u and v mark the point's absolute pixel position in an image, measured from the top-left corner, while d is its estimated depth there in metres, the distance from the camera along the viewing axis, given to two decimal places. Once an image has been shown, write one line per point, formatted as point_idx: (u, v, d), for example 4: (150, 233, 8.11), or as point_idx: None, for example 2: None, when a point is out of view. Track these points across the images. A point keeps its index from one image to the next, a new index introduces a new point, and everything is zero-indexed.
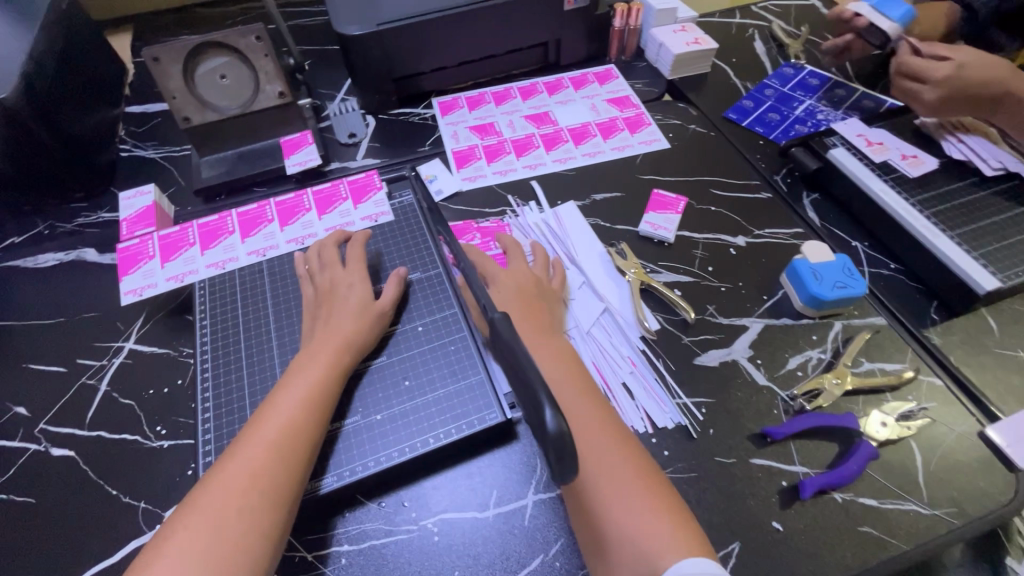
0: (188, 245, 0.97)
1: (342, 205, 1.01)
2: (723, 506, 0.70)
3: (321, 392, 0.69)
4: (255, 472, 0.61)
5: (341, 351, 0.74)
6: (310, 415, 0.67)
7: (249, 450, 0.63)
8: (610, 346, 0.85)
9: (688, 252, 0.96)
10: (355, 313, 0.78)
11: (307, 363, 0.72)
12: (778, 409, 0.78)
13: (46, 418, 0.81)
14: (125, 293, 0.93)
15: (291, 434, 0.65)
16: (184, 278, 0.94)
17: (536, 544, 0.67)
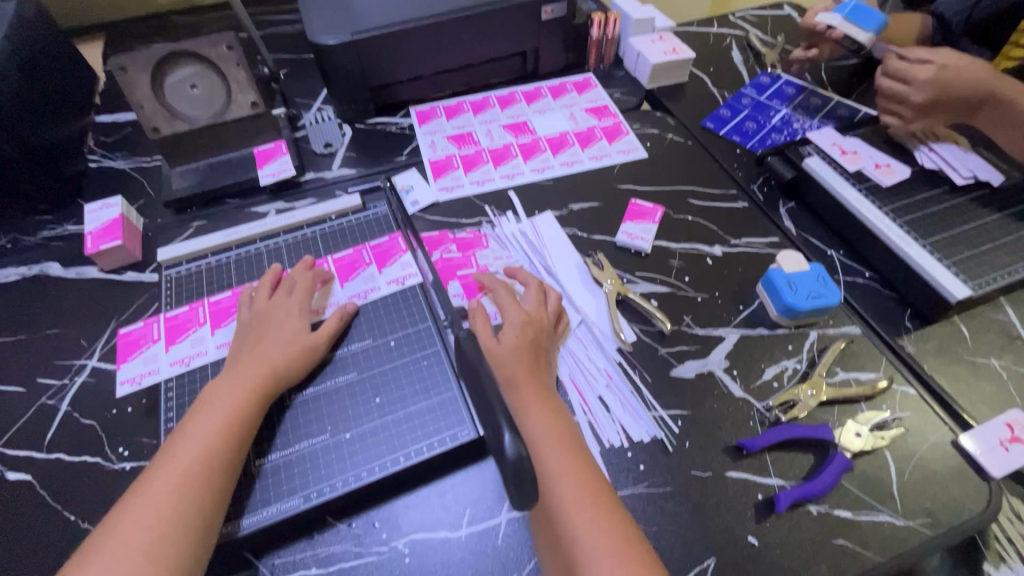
0: (196, 325, 0.86)
1: (366, 272, 0.90)
2: (698, 521, 0.69)
3: (239, 420, 0.68)
4: (162, 512, 0.60)
5: (264, 380, 0.71)
6: (228, 442, 0.66)
7: (158, 489, 0.61)
8: (587, 359, 0.83)
9: (666, 262, 0.96)
10: (287, 344, 0.75)
11: (225, 391, 0.70)
12: (753, 420, 0.77)
13: (3, 441, 0.78)
14: (123, 382, 0.82)
15: (205, 462, 0.64)
16: (190, 362, 0.83)
17: (510, 564, 0.66)
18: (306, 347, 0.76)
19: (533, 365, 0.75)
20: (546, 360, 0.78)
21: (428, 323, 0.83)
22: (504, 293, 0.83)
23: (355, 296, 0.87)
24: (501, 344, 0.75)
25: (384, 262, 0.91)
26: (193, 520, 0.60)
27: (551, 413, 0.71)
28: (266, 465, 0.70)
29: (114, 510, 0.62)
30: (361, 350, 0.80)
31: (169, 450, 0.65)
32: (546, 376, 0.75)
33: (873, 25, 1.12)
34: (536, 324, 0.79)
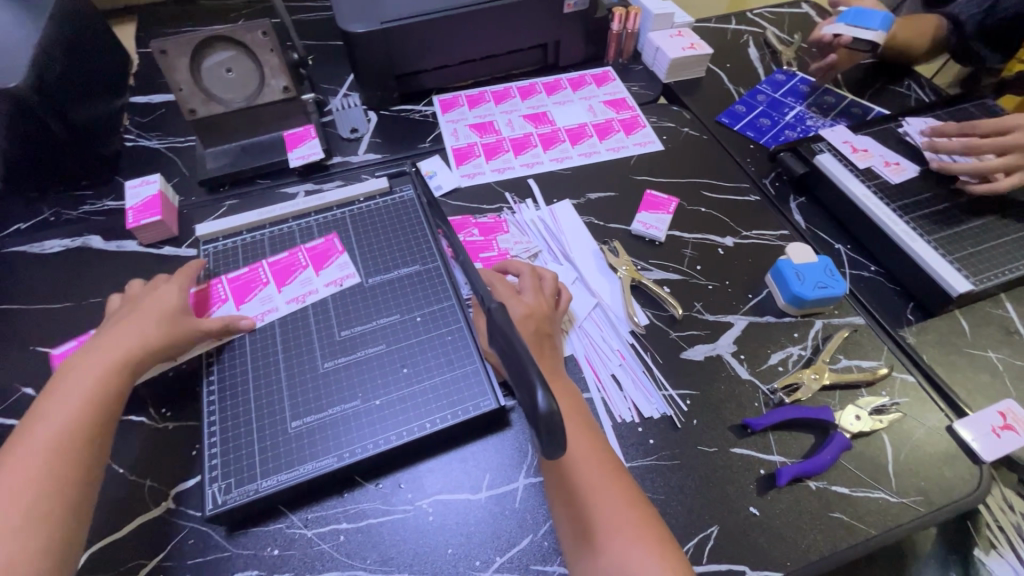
0: (296, 270, 0.92)
1: (302, 275, 0.91)
2: (703, 492, 0.74)
3: (99, 395, 0.69)
4: (26, 485, 0.61)
5: (126, 356, 0.73)
6: (88, 417, 0.67)
7: (10, 469, 0.62)
8: (601, 340, 0.88)
9: (679, 251, 1.00)
10: (149, 318, 0.77)
11: (87, 367, 0.71)
12: (758, 402, 0.82)
13: None
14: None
15: (69, 437, 0.65)
16: (305, 299, 0.88)
17: (526, 525, 0.71)
18: (170, 323, 0.77)
19: (547, 346, 0.79)
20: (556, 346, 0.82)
21: (452, 301, 0.87)
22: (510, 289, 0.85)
23: (294, 299, 0.88)
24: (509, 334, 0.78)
25: (320, 264, 0.93)
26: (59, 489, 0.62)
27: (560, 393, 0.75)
28: (302, 427, 0.76)
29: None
30: (390, 324, 0.85)
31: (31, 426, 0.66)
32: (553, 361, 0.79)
33: (880, 23, 1.14)
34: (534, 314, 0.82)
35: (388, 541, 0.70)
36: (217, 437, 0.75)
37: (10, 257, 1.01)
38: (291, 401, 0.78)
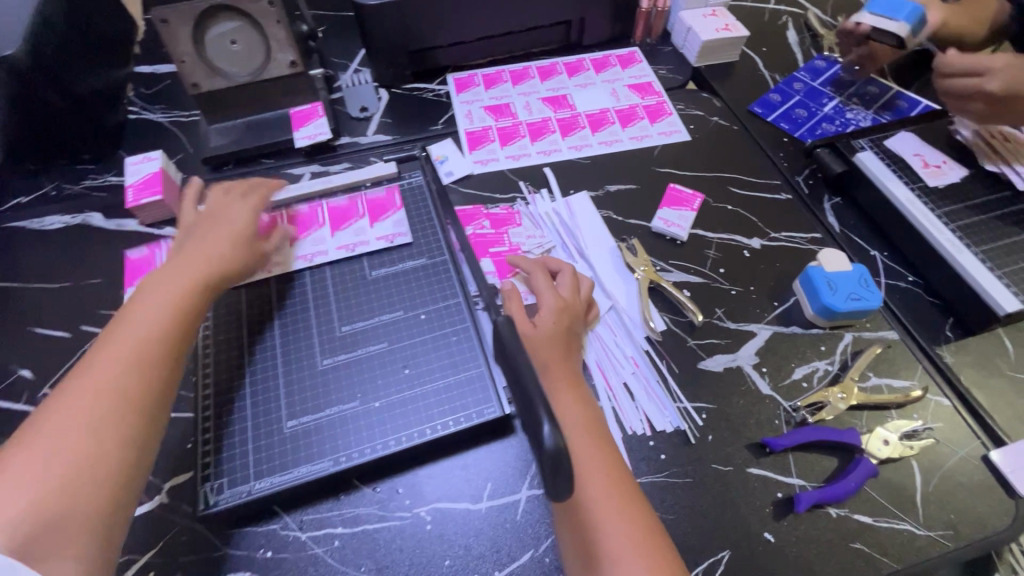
0: (253, 241, 0.88)
1: (358, 223, 0.92)
2: (715, 514, 0.70)
3: (188, 300, 0.71)
4: (108, 389, 0.62)
5: (214, 272, 0.75)
6: (179, 322, 0.69)
7: (102, 363, 0.63)
8: (614, 345, 0.83)
9: (701, 252, 0.94)
10: (227, 231, 0.79)
11: (135, 313, 0.68)
12: (779, 419, 0.77)
13: (49, 382, 0.82)
14: (125, 304, 0.89)
15: (164, 337, 0.67)
16: (248, 277, 0.85)
17: (527, 540, 0.68)
18: (241, 238, 0.80)
19: (566, 350, 0.75)
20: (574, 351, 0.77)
21: (459, 299, 0.83)
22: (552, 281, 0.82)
23: (349, 245, 0.89)
24: (537, 331, 0.74)
25: (376, 215, 0.93)
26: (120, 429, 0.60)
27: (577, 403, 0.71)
28: (298, 427, 0.73)
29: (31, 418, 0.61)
30: (392, 321, 0.81)
31: (93, 361, 0.64)
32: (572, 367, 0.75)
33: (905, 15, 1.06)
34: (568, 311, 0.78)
35: (383, 550, 0.67)
36: (211, 433, 0.73)
37: (10, 231, 0.99)
38: (288, 399, 0.75)
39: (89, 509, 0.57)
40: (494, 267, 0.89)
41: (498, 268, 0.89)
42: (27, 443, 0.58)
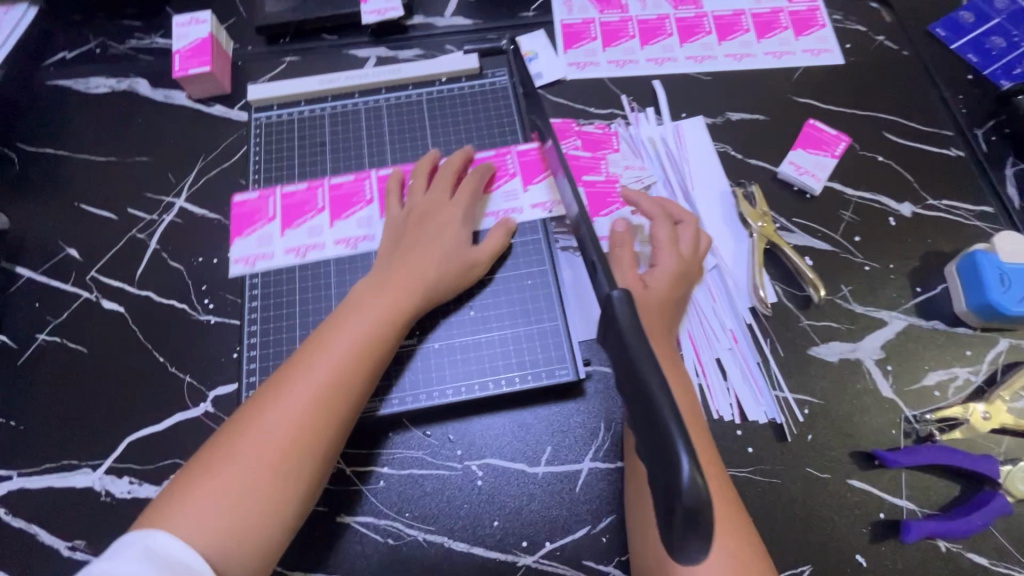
0: (360, 202, 0.76)
1: (508, 184, 0.73)
2: (802, 524, 0.61)
3: (385, 332, 0.60)
4: (288, 428, 0.53)
5: (419, 288, 0.63)
6: (375, 349, 0.59)
7: (283, 405, 0.54)
8: (711, 313, 0.71)
9: (833, 213, 0.77)
10: (453, 246, 0.66)
11: (381, 301, 0.61)
12: (896, 429, 0.65)
13: (97, 267, 0.77)
14: (237, 262, 0.74)
15: (351, 362, 0.57)
16: (356, 245, 0.74)
17: (583, 515, 0.63)
18: (467, 258, 0.66)
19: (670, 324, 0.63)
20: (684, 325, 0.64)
21: (538, 236, 0.71)
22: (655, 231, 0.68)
23: (499, 216, 0.72)
24: (648, 293, 0.62)
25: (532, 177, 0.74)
26: (327, 436, 0.54)
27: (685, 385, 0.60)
28: None
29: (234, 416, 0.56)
30: None
31: (298, 360, 0.57)
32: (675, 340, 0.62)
33: None
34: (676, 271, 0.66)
35: (430, 500, 0.64)
36: (258, 351, 0.70)
37: (52, 90, 0.89)
38: None
39: (282, 515, 0.52)
40: (588, 199, 0.76)
41: (592, 201, 0.76)
42: (236, 442, 0.53)
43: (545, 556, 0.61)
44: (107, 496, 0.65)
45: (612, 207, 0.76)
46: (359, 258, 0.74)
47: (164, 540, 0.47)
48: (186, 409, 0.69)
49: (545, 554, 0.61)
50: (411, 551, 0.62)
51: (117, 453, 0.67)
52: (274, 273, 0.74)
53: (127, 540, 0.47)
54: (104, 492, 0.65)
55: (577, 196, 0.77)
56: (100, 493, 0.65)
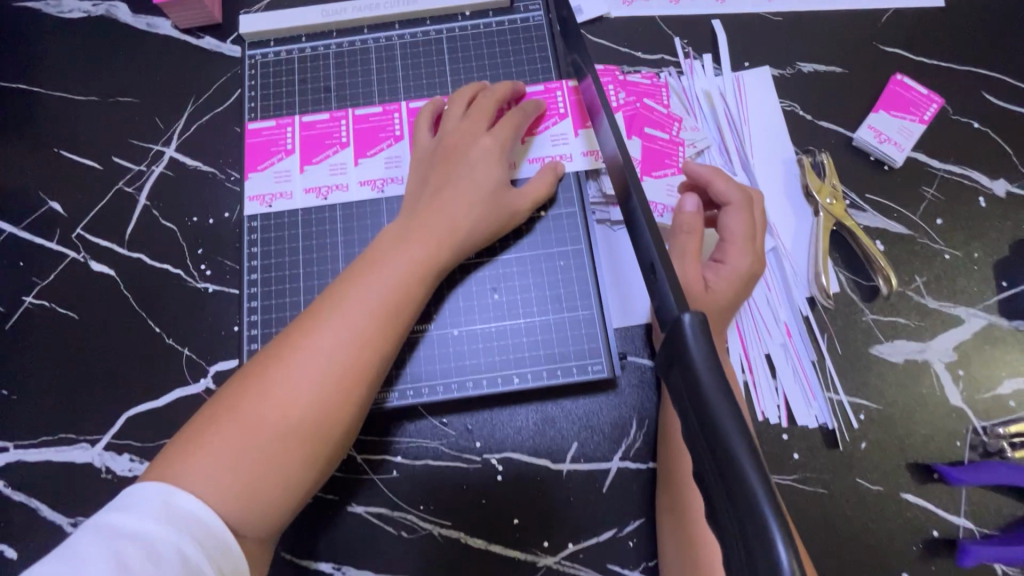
0: (389, 138, 0.66)
1: (559, 126, 0.64)
2: (847, 538, 0.57)
3: (416, 283, 0.54)
4: (309, 382, 0.48)
5: (454, 239, 0.56)
6: (404, 302, 0.53)
7: (304, 357, 0.49)
8: (762, 303, 0.63)
9: (913, 189, 0.67)
10: (490, 188, 0.58)
11: (410, 248, 0.54)
12: (960, 441, 0.59)
13: (83, 223, 0.70)
14: (251, 199, 0.65)
15: (379, 316, 0.51)
16: (384, 186, 0.65)
17: (610, 517, 0.58)
18: (506, 205, 0.59)
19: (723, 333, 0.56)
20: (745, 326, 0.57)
21: (573, 208, 0.62)
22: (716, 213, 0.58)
23: (544, 161, 0.64)
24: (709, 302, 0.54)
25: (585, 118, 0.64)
26: (351, 395, 0.50)
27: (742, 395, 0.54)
28: None
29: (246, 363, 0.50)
30: None
31: (319, 308, 0.52)
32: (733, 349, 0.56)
33: None
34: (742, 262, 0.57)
35: (447, 493, 0.60)
36: (259, 318, 0.62)
37: (18, 12, 0.78)
38: None
39: (295, 472, 0.48)
40: (641, 155, 0.66)
41: (645, 159, 0.66)
42: (250, 395, 0.48)
43: (567, 557, 0.58)
44: (108, 473, 0.62)
45: (667, 170, 0.66)
46: (385, 202, 0.64)
47: (179, 497, 0.43)
48: (186, 384, 0.64)
49: (567, 556, 0.58)
50: (425, 545, 0.59)
51: (115, 429, 0.63)
52: (288, 217, 0.65)
53: (143, 492, 0.43)
54: (104, 469, 0.62)
55: (632, 150, 0.67)
56: (100, 469, 0.62)
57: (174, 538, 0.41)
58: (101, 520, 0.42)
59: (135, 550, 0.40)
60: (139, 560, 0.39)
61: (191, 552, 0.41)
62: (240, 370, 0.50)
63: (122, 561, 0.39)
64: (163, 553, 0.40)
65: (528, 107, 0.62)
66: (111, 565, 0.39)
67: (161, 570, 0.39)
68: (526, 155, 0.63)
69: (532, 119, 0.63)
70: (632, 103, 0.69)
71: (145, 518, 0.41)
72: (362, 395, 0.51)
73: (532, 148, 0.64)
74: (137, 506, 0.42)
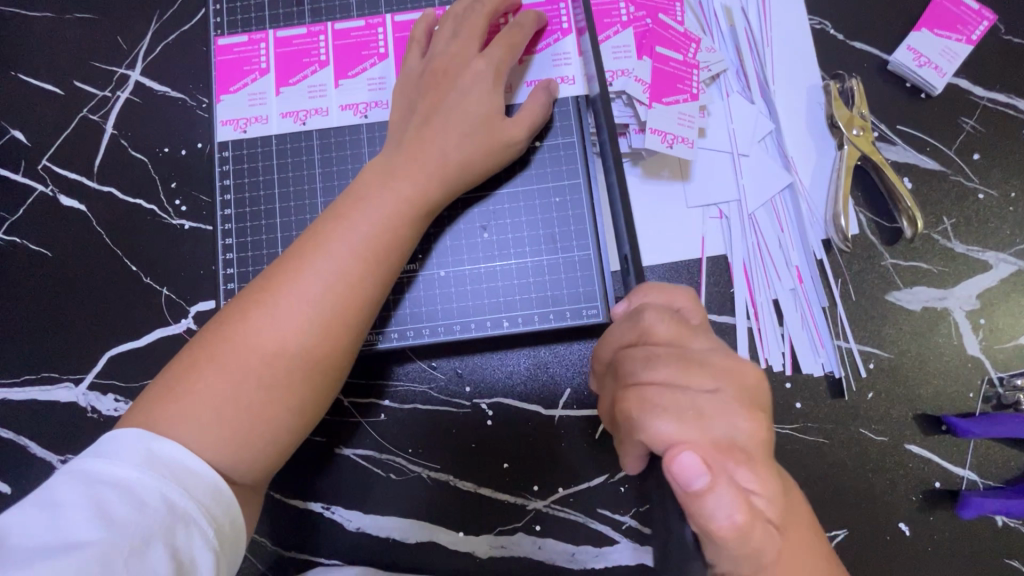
0: (373, 56, 0.60)
1: (560, 42, 0.57)
2: (845, 487, 0.55)
3: (403, 223, 0.49)
4: (292, 333, 0.45)
5: (443, 175, 0.51)
6: (392, 244, 0.48)
7: (286, 307, 0.45)
8: (774, 245, 0.59)
9: (951, 121, 0.60)
10: (484, 118, 0.52)
11: (396, 185, 0.49)
12: (974, 392, 0.56)
13: (48, 154, 0.65)
14: (223, 123, 0.59)
15: (366, 261, 0.47)
16: (366, 111, 0.59)
17: (601, 463, 0.57)
18: (501, 135, 0.53)
19: None
20: (736, 479, 0.35)
21: (572, 138, 0.56)
22: (672, 299, 0.42)
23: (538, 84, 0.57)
24: None
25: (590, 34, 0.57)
26: (338, 343, 0.46)
27: (721, 542, 0.34)
28: None
29: (222, 309, 0.47)
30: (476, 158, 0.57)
31: (296, 254, 0.47)
32: (710, 499, 0.33)
33: None
34: (704, 429, 0.36)
35: (436, 437, 0.58)
36: (235, 256, 0.58)
37: None
38: None
39: (283, 424, 0.45)
40: (651, 78, 0.58)
41: (655, 83, 0.58)
42: (228, 341, 0.44)
43: (557, 502, 0.57)
44: (94, 412, 0.61)
45: (679, 96, 0.58)
46: (367, 128, 0.59)
47: (159, 445, 0.40)
48: (166, 325, 0.62)
49: (557, 499, 0.57)
50: (414, 487, 0.58)
51: (98, 369, 0.62)
52: (262, 144, 0.59)
53: (121, 438, 0.40)
54: (90, 408, 0.61)
55: (641, 73, 0.59)
56: (86, 409, 0.61)
57: (158, 485, 0.39)
58: (80, 465, 0.39)
59: (116, 496, 0.38)
60: (121, 506, 0.37)
61: (177, 497, 0.39)
62: (217, 315, 0.47)
63: (102, 506, 0.37)
64: (146, 499, 0.38)
65: (525, 21, 0.54)
66: (91, 510, 0.37)
67: (145, 516, 0.37)
68: (524, 76, 0.57)
69: (532, 35, 0.56)
70: (644, 18, 0.60)
71: (126, 464, 0.39)
72: (350, 341, 0.47)
73: (529, 69, 0.57)
74: (116, 452, 0.39)
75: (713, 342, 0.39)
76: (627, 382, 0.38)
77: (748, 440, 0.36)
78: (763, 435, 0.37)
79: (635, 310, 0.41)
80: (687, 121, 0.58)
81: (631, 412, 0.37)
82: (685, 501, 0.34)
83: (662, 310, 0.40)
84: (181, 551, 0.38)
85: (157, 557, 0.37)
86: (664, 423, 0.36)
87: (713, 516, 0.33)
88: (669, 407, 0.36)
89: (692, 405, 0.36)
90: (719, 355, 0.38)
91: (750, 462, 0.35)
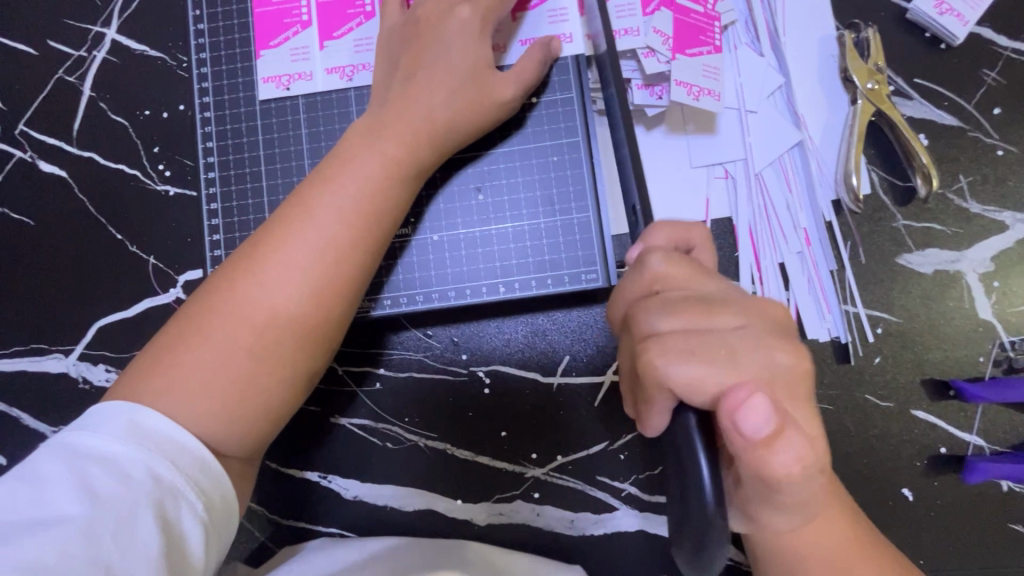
0: (359, 15, 0.56)
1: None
2: (849, 453, 0.54)
3: (387, 188, 0.47)
4: (279, 304, 0.43)
5: (428, 138, 0.48)
6: (377, 211, 0.46)
7: (272, 278, 0.43)
8: (782, 206, 0.56)
9: (970, 73, 0.57)
10: (471, 72, 0.49)
11: (381, 145, 0.47)
12: (984, 356, 0.54)
13: (24, 119, 0.62)
14: (265, 81, 0.56)
15: (354, 228, 0.45)
16: (353, 75, 0.56)
17: (601, 431, 0.56)
18: (491, 90, 0.49)
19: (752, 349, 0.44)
20: (795, 419, 0.34)
21: (571, 94, 0.53)
22: (687, 238, 0.41)
23: (532, 43, 0.54)
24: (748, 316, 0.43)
25: None
26: (327, 314, 0.45)
27: (788, 485, 0.33)
28: None
29: (211, 274, 0.45)
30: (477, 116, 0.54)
31: (278, 223, 0.45)
32: (779, 447, 0.32)
33: None
34: (745, 366, 0.34)
35: (432, 406, 0.57)
36: (220, 222, 0.56)
37: None
38: None
39: (274, 398, 0.44)
40: (672, 30, 0.55)
41: (678, 34, 0.56)
42: (216, 312, 0.43)
43: (555, 469, 0.56)
44: (85, 383, 0.60)
45: (703, 48, 0.56)
46: (354, 92, 0.56)
47: (144, 415, 0.39)
48: (154, 294, 0.60)
49: (555, 467, 0.56)
50: (410, 456, 0.57)
51: (87, 339, 0.60)
52: (244, 105, 0.56)
53: (106, 410, 0.39)
54: (81, 379, 0.60)
55: (661, 24, 0.55)
56: (77, 380, 0.60)
57: (144, 458, 0.37)
58: (66, 437, 0.38)
59: (100, 470, 0.36)
60: (105, 480, 0.36)
61: (163, 472, 0.38)
62: (204, 282, 0.45)
63: (87, 480, 0.36)
64: (131, 472, 0.37)
65: None
66: (75, 484, 0.36)
67: (130, 490, 0.36)
68: (517, 33, 0.54)
69: None
70: None
71: (111, 437, 0.38)
72: (339, 308, 0.45)
73: (523, 27, 0.54)
74: (101, 424, 0.38)
75: (727, 283, 0.38)
76: (647, 333, 0.36)
77: (789, 372, 0.35)
78: (804, 364, 0.36)
79: (643, 254, 0.39)
80: (711, 73, 0.56)
81: (650, 360, 0.35)
82: (750, 453, 0.32)
83: (671, 253, 0.39)
84: (170, 523, 0.37)
85: (144, 531, 0.36)
86: (695, 366, 0.34)
87: (781, 464, 0.32)
88: (699, 350, 0.35)
89: (722, 343, 0.35)
90: (737, 293, 0.38)
91: (799, 399, 0.35)
